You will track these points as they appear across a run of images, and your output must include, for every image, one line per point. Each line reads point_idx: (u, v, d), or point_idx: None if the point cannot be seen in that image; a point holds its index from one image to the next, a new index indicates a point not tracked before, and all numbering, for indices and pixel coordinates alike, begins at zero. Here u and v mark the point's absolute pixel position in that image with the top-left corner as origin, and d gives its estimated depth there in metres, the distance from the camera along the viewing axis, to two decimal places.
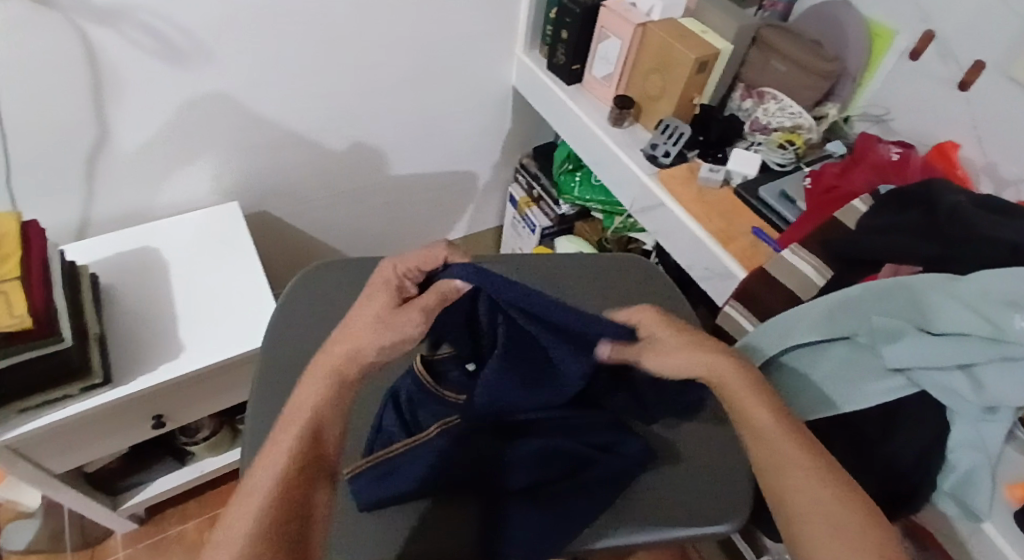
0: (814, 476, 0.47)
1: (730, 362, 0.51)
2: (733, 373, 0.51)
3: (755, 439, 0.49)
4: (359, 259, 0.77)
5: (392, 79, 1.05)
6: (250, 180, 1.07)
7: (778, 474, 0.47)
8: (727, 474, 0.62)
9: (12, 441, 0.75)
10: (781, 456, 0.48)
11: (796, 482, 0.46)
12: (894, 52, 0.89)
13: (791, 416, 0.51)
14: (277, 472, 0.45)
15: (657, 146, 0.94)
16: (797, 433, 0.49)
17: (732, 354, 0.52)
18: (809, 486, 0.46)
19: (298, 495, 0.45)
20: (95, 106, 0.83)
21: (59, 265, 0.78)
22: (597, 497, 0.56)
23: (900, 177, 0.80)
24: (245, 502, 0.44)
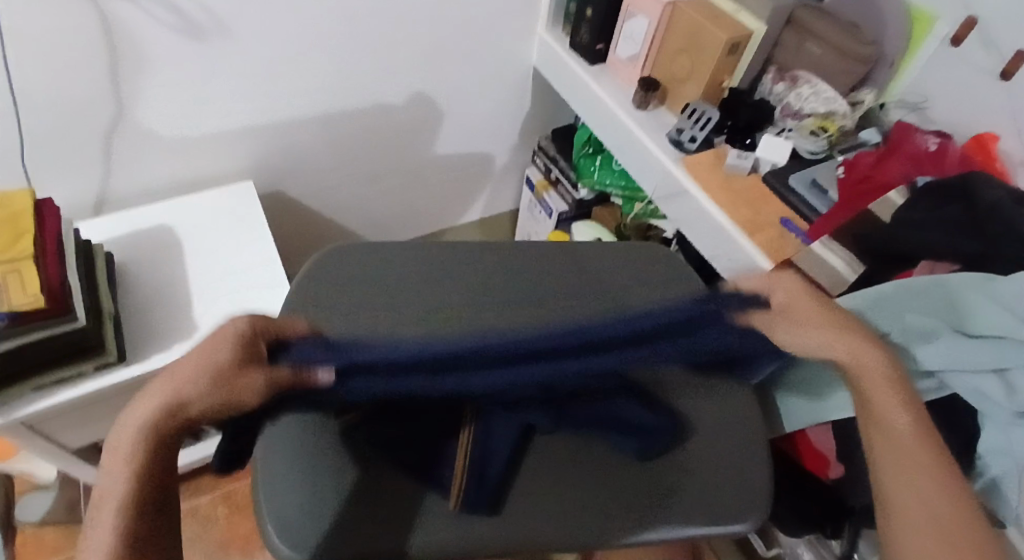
0: (934, 476, 0.48)
1: (878, 359, 0.52)
2: (875, 369, 0.52)
3: (880, 435, 0.51)
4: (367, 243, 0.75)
5: (410, 58, 1.02)
6: (266, 159, 1.05)
7: (894, 468, 0.49)
8: (749, 473, 0.61)
9: (27, 418, 0.75)
10: (906, 452, 0.49)
11: (920, 488, 0.48)
12: (935, 38, 0.84)
13: (924, 419, 0.51)
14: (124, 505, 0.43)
15: (684, 131, 0.91)
16: (927, 434, 0.50)
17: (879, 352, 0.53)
18: (930, 490, 0.47)
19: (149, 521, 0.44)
20: (111, 83, 0.81)
21: (74, 242, 0.77)
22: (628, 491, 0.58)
23: (937, 168, 0.75)
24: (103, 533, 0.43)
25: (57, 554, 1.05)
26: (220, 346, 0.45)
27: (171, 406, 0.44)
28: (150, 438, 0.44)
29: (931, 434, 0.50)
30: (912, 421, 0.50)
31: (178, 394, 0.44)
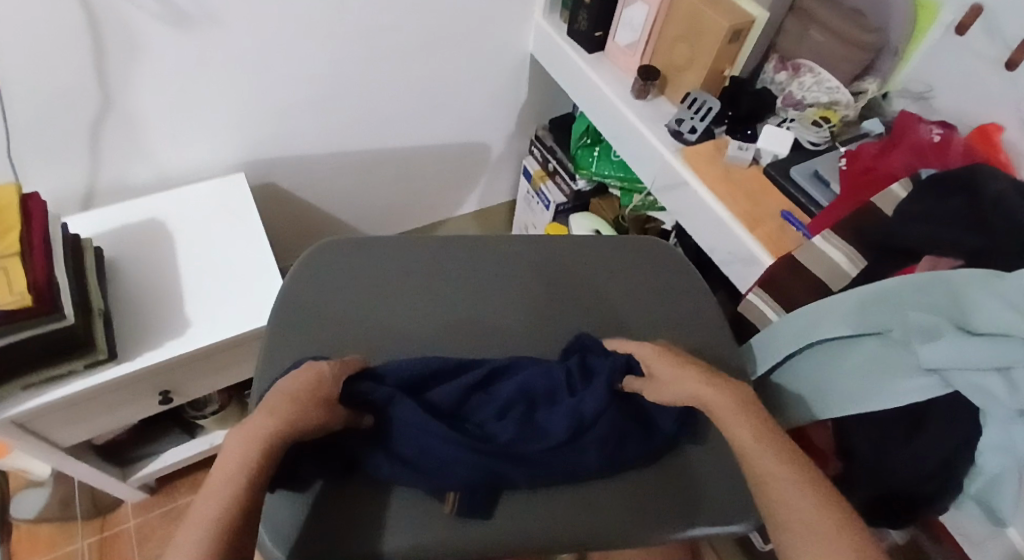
0: (810, 493, 0.44)
1: (720, 391, 0.53)
2: (723, 399, 0.52)
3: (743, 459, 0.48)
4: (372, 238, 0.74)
5: (404, 45, 1.00)
6: (257, 149, 1.03)
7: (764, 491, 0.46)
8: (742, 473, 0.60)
9: (18, 417, 0.74)
10: (768, 471, 0.46)
11: (783, 491, 0.45)
12: (939, 26, 0.82)
13: (777, 432, 0.50)
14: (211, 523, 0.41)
15: (683, 121, 0.89)
16: (784, 447, 0.48)
17: (727, 385, 0.54)
18: (793, 490, 0.44)
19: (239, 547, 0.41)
20: (97, 73, 0.79)
21: (61, 238, 0.76)
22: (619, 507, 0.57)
23: (940, 160, 0.73)
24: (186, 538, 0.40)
25: (53, 548, 1.05)
26: (310, 382, 0.52)
27: (256, 449, 0.46)
28: (255, 469, 0.45)
29: (778, 439, 0.49)
30: (754, 437, 0.48)
31: (264, 432, 0.47)
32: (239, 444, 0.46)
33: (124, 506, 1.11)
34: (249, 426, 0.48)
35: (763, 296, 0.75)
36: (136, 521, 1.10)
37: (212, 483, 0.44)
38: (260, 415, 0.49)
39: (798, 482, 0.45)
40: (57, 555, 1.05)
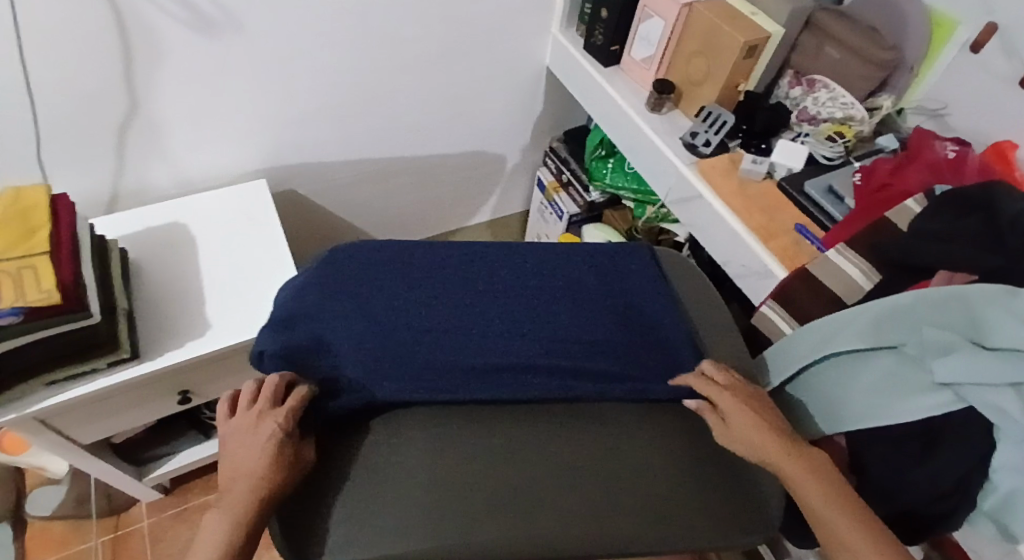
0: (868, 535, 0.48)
1: (788, 453, 0.53)
2: (791, 460, 0.52)
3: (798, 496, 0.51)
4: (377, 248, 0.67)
5: (423, 56, 1.02)
6: (277, 156, 1.06)
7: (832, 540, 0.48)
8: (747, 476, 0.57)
9: (38, 413, 0.76)
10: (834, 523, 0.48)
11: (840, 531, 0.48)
12: (955, 44, 0.82)
13: (839, 480, 0.51)
14: None
15: (698, 134, 0.90)
16: (842, 495, 0.50)
17: (811, 460, 0.52)
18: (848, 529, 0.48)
19: None
20: (125, 77, 0.82)
21: (88, 238, 0.78)
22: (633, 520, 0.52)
23: (956, 179, 0.75)
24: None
25: (67, 544, 1.07)
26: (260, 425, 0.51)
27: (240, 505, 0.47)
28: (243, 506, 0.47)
29: (840, 487, 0.51)
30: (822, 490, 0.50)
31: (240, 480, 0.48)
32: (232, 503, 0.48)
33: (138, 505, 1.13)
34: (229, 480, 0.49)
35: (778, 310, 0.75)
36: (148, 520, 1.11)
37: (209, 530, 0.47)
38: (233, 482, 0.49)
39: (849, 512, 0.49)
40: (70, 552, 1.06)
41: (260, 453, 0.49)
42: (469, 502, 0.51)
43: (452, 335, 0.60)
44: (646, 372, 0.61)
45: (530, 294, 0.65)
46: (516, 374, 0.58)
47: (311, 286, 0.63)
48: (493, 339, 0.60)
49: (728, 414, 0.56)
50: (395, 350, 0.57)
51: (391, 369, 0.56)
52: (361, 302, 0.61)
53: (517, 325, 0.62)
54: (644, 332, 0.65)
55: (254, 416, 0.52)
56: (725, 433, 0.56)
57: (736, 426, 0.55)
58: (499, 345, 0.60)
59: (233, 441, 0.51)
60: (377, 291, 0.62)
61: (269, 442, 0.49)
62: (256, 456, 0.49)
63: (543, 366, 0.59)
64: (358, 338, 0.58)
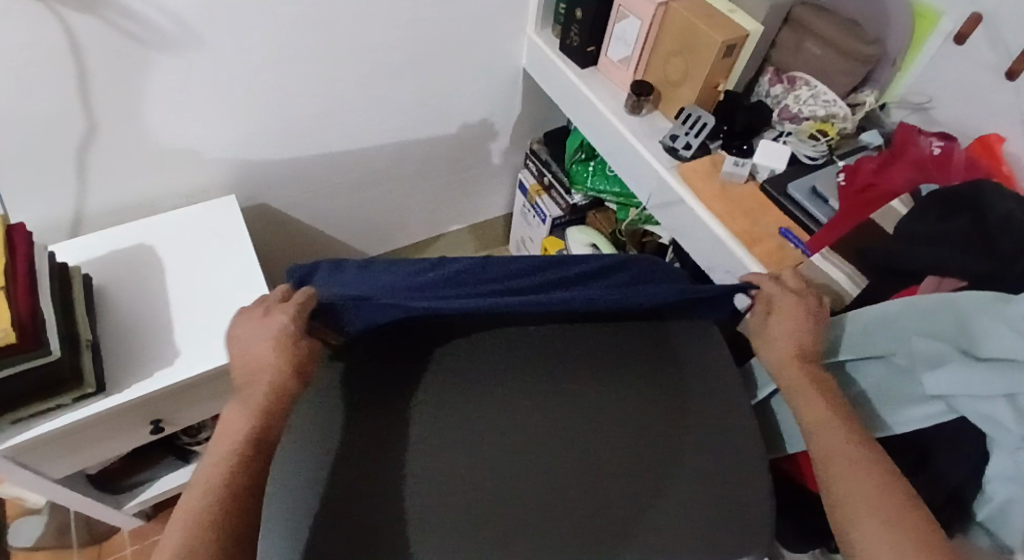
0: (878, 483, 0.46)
1: (814, 394, 0.54)
2: (808, 391, 0.54)
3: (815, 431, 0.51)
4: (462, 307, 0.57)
5: (394, 64, 0.99)
6: (247, 172, 1.02)
7: (834, 479, 0.48)
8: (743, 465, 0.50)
9: (6, 452, 0.73)
10: (833, 453, 0.49)
11: (846, 484, 0.47)
12: (939, 34, 0.80)
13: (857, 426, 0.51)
14: (204, 489, 0.47)
15: (678, 137, 0.87)
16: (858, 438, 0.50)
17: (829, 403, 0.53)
18: (854, 481, 0.47)
19: (240, 491, 0.48)
20: (81, 99, 0.78)
21: (47, 269, 0.75)
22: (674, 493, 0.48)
23: (942, 175, 0.72)
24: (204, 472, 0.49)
25: None
26: (256, 334, 0.56)
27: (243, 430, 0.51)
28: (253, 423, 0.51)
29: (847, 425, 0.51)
30: (845, 431, 0.51)
31: (249, 406, 0.53)
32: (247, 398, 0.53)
33: (121, 533, 1.10)
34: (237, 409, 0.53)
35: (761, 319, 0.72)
36: (132, 548, 1.09)
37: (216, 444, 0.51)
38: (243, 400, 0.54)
39: (859, 455, 0.48)
40: None
41: (269, 345, 0.55)
42: (505, 504, 0.45)
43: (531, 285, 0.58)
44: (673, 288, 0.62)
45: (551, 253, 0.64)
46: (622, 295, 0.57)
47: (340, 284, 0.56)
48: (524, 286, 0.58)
49: (776, 303, 0.61)
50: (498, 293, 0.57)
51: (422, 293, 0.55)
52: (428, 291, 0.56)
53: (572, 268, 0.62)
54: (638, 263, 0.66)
55: (262, 309, 0.58)
56: (762, 326, 0.60)
57: (775, 321, 0.59)
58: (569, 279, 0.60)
59: (243, 331, 0.57)
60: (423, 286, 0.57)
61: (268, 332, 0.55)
62: (261, 347, 0.55)
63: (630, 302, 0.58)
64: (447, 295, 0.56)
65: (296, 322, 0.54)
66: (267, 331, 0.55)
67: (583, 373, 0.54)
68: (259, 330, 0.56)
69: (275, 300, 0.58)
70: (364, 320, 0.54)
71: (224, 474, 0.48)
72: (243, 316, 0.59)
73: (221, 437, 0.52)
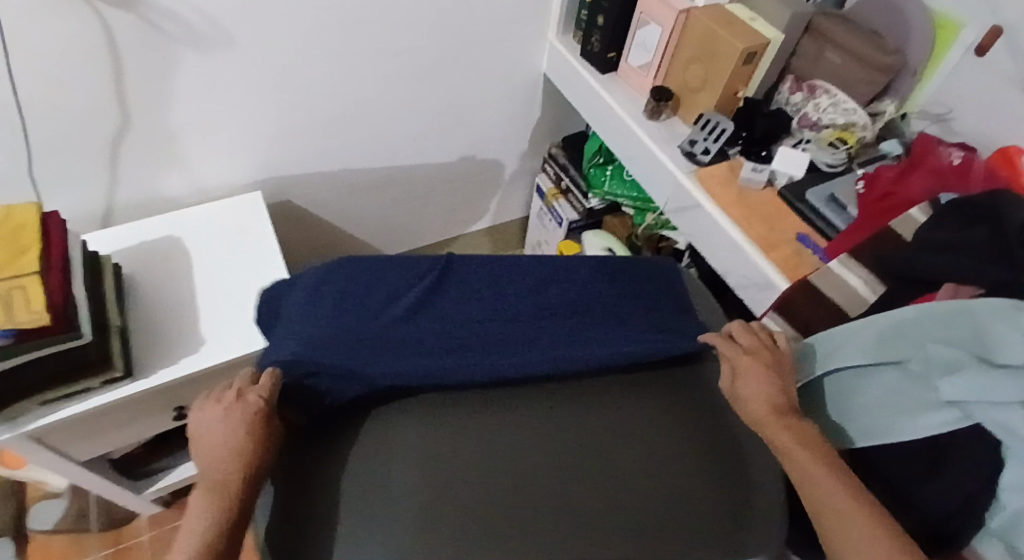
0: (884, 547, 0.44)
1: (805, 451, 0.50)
2: (798, 448, 0.50)
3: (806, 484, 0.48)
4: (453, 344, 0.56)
5: (417, 67, 1.01)
6: (273, 169, 1.05)
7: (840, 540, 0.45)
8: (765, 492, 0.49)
9: (33, 433, 0.75)
10: (839, 516, 0.46)
11: (855, 544, 0.44)
12: (960, 46, 0.80)
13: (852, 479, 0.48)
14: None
15: (696, 142, 0.88)
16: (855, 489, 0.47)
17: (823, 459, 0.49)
18: (864, 542, 0.44)
19: None
20: (116, 93, 0.81)
21: (80, 256, 0.77)
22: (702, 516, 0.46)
23: (961, 186, 0.73)
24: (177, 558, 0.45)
25: None
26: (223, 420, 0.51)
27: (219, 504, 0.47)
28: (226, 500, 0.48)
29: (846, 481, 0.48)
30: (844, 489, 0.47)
31: (222, 477, 0.49)
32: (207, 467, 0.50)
33: (138, 518, 1.12)
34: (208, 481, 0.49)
35: (778, 321, 0.73)
36: (148, 534, 1.11)
37: (188, 531, 0.47)
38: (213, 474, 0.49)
39: (863, 512, 0.46)
40: None
41: (235, 425, 0.50)
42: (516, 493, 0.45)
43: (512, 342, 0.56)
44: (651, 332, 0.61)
45: (517, 289, 0.63)
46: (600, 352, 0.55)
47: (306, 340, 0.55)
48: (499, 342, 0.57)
49: (736, 363, 0.57)
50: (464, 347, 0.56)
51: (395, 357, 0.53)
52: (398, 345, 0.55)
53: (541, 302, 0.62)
54: (628, 281, 0.67)
55: (229, 393, 0.53)
56: (732, 393, 0.56)
57: (743, 387, 0.55)
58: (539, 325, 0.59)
59: (208, 415, 0.53)
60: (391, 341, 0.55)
61: (237, 413, 0.51)
62: (227, 428, 0.50)
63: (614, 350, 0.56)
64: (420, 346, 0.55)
65: (267, 399, 0.51)
66: (233, 415, 0.51)
67: (586, 413, 0.51)
68: (225, 415, 0.51)
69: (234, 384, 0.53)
70: (339, 391, 0.51)
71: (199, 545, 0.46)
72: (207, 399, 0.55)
73: (194, 514, 0.47)
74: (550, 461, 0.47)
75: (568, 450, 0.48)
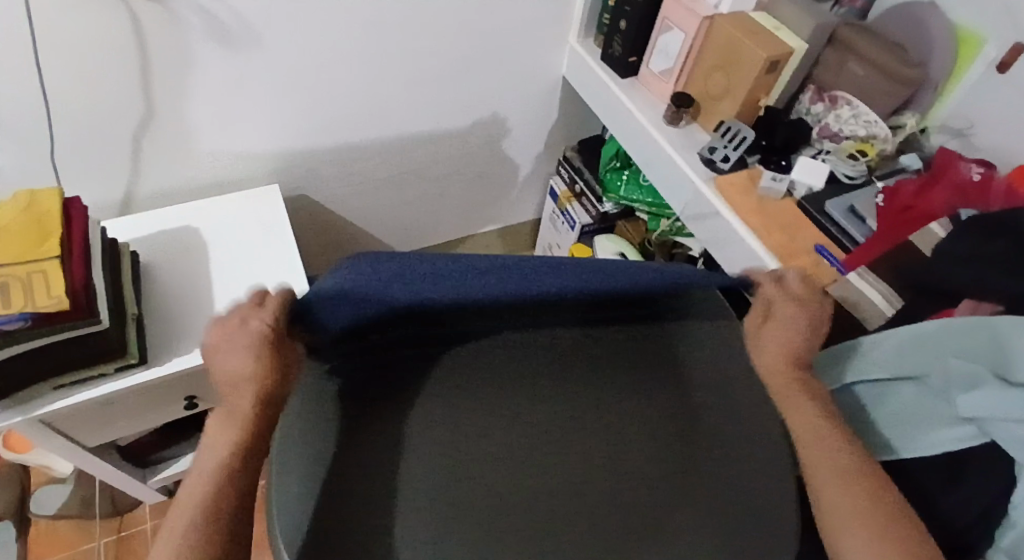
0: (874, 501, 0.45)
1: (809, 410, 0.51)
2: (802, 408, 0.51)
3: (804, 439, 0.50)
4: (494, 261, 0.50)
5: (438, 67, 1.01)
6: (291, 164, 1.05)
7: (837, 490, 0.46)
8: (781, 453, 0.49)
9: (45, 417, 0.76)
10: (838, 469, 0.47)
11: (853, 498, 0.45)
12: (982, 60, 0.80)
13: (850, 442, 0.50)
14: (196, 510, 0.43)
15: (716, 150, 0.88)
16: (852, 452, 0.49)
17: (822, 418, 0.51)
18: (862, 497, 0.45)
19: (230, 507, 0.45)
20: (141, 84, 0.81)
21: (99, 243, 0.78)
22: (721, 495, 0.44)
23: (982, 201, 0.72)
24: (192, 492, 0.45)
25: (70, 546, 1.07)
26: (233, 350, 0.47)
27: (235, 441, 0.47)
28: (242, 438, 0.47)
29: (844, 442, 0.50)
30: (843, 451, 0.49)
31: (240, 410, 0.47)
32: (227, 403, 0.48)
33: (143, 506, 1.13)
34: (225, 416, 0.48)
35: None
36: (152, 522, 1.12)
37: (203, 464, 0.46)
38: (231, 405, 0.48)
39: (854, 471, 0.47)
40: (75, 551, 1.07)
41: (247, 356, 0.47)
42: (545, 476, 0.45)
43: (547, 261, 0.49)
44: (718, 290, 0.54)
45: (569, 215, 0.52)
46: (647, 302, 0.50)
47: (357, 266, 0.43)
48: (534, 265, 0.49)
49: (773, 307, 0.57)
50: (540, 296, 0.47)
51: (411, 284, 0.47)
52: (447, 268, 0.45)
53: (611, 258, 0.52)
54: None
55: (237, 317, 0.48)
56: (755, 333, 0.56)
57: (767, 331, 0.55)
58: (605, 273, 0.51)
59: (216, 340, 0.49)
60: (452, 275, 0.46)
61: (248, 342, 0.47)
62: (240, 358, 0.47)
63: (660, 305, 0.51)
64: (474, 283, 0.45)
65: (274, 324, 0.47)
66: (244, 344, 0.47)
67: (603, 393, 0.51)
68: (234, 342, 0.48)
69: (245, 305, 0.49)
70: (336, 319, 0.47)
71: (223, 479, 0.45)
72: (216, 322, 0.50)
73: (208, 447, 0.47)
74: (567, 449, 0.47)
75: (586, 440, 0.48)
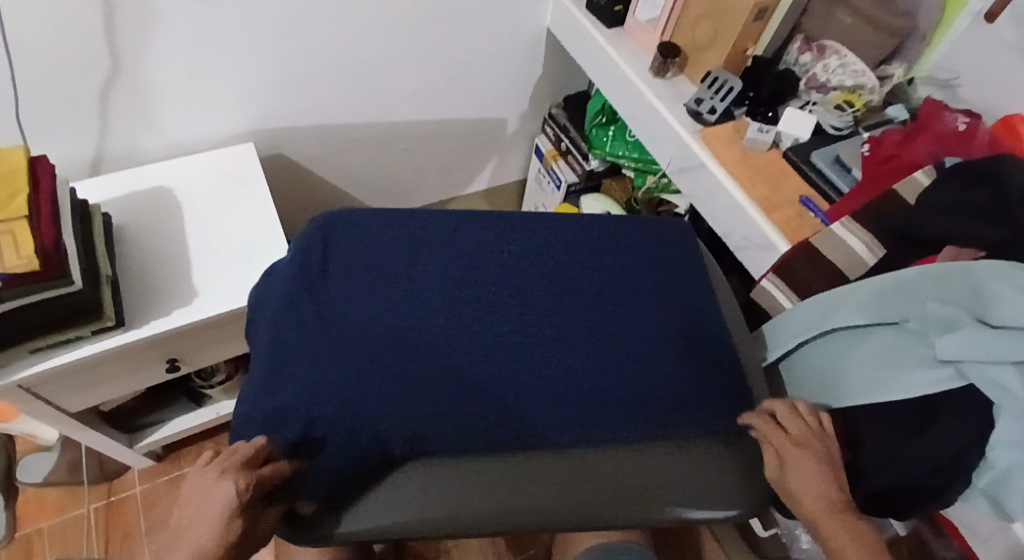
0: None
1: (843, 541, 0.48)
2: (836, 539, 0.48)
3: None
4: (433, 343, 0.56)
5: (420, 17, 0.98)
6: (268, 120, 1.02)
7: None
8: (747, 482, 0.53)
9: (25, 381, 0.74)
10: None
11: None
12: (968, 12, 0.79)
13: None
14: None
15: (702, 101, 0.87)
16: None
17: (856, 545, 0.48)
18: None
19: None
20: (107, 39, 0.77)
21: (69, 203, 0.75)
22: (663, 497, 0.51)
23: (964, 151, 0.72)
24: None
25: (59, 511, 1.07)
26: (206, 509, 0.45)
27: None
28: None
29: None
30: None
31: None
32: None
33: (132, 471, 1.13)
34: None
35: (777, 283, 0.74)
36: (142, 487, 1.12)
37: None
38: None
39: None
40: (64, 517, 1.07)
41: (218, 521, 0.44)
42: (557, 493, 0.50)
43: (511, 356, 0.56)
44: (668, 386, 0.56)
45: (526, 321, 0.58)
46: (559, 416, 0.52)
47: (291, 337, 0.56)
48: (482, 355, 0.55)
49: (779, 455, 0.51)
50: (455, 402, 0.52)
51: (374, 377, 0.52)
52: (375, 331, 0.56)
53: (555, 279, 0.63)
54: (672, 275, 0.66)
55: (219, 469, 0.46)
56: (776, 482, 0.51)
57: (791, 480, 0.51)
58: (542, 358, 0.56)
59: (195, 486, 0.47)
60: (350, 357, 0.53)
61: (226, 504, 0.45)
62: (210, 521, 0.44)
63: (581, 403, 0.54)
64: (374, 382, 0.52)
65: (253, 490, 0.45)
66: (220, 506, 0.45)
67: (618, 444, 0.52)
68: (211, 498, 0.45)
69: (232, 460, 0.47)
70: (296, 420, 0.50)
71: None
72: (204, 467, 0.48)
73: None
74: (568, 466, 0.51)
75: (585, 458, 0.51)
